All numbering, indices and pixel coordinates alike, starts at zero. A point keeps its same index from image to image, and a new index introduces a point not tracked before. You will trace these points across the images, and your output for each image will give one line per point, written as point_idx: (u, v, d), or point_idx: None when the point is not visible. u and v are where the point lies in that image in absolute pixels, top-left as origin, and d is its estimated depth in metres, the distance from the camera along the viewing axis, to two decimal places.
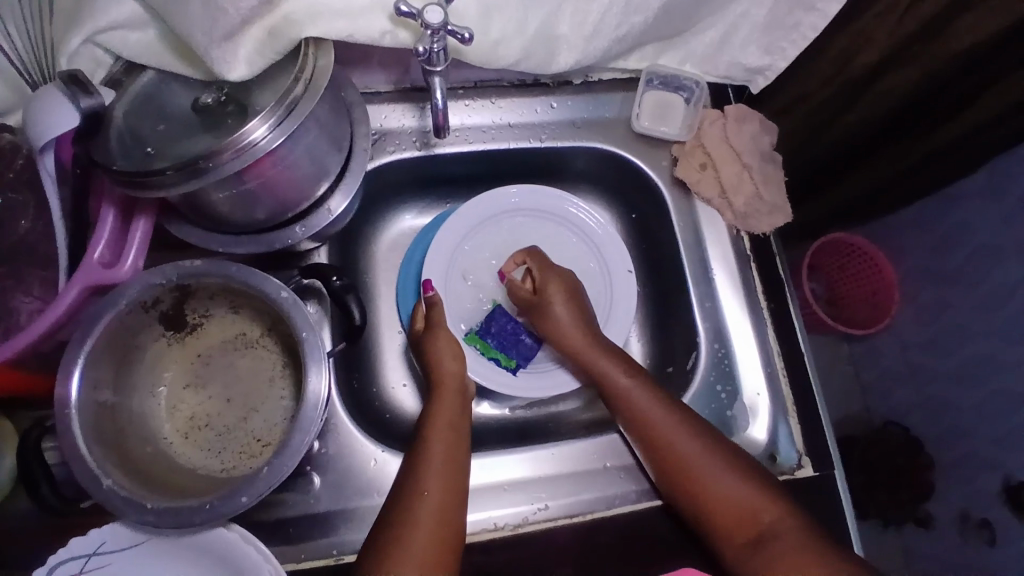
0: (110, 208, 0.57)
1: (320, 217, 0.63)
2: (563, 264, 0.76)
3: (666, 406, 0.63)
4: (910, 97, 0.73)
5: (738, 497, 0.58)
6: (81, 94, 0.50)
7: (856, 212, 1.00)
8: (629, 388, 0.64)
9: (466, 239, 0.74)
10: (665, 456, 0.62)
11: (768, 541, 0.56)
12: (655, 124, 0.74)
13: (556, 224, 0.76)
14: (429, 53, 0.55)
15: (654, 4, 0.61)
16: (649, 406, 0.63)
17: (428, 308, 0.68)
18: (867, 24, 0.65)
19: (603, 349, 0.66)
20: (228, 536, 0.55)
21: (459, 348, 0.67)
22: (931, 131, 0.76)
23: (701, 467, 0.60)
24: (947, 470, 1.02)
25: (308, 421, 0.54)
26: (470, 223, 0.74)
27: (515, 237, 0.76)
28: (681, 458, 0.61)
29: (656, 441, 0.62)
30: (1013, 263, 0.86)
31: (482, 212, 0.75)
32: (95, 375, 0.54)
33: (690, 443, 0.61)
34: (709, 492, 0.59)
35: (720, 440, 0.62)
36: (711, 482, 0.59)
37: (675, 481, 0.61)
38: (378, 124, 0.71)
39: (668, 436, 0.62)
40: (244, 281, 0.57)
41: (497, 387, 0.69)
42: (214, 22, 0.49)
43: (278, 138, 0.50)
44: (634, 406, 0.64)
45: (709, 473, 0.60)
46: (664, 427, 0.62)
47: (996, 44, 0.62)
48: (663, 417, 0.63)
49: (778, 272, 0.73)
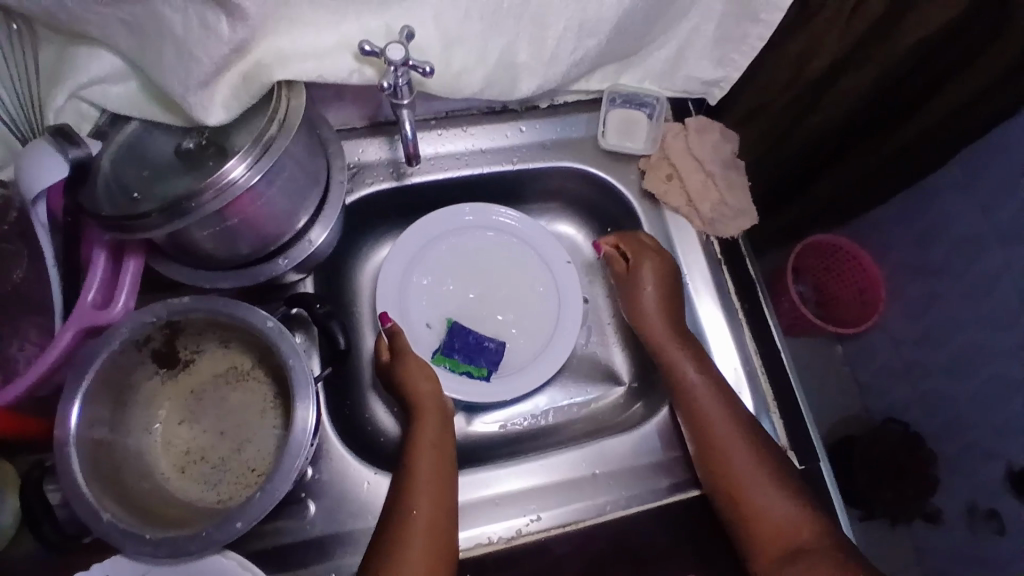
0: (100, 251, 0.60)
1: (302, 248, 0.66)
2: (509, 268, 0.79)
3: (736, 420, 0.66)
4: (874, 91, 0.75)
5: (784, 514, 0.62)
6: (69, 146, 0.53)
7: (828, 213, 1.03)
8: (699, 389, 0.67)
9: (410, 266, 0.77)
10: (724, 464, 0.64)
11: (806, 558, 0.59)
12: (621, 140, 0.77)
13: (495, 235, 0.80)
14: (395, 87, 0.59)
15: (607, 28, 0.64)
16: (720, 418, 0.66)
17: (390, 338, 0.70)
18: (818, 29, 0.68)
19: (680, 346, 0.69)
20: (226, 564, 0.56)
21: (428, 367, 0.69)
22: (900, 123, 0.79)
23: (757, 482, 0.63)
24: (949, 462, 1.02)
25: (298, 445, 0.55)
26: (415, 248, 0.77)
27: (461, 254, 0.79)
28: (740, 472, 0.64)
29: (717, 452, 0.65)
30: (995, 251, 0.88)
31: (426, 235, 0.78)
32: (92, 413, 0.56)
33: (749, 461, 0.64)
34: (760, 510, 0.62)
35: (778, 464, 0.64)
36: (766, 502, 0.62)
37: (728, 493, 0.64)
38: (355, 158, 0.74)
39: (733, 450, 0.64)
40: (231, 313, 0.59)
41: (466, 397, 0.71)
42: (188, 73, 0.53)
43: (256, 176, 0.53)
44: (701, 413, 0.66)
45: (765, 491, 0.63)
46: (731, 440, 0.65)
47: (952, 31, 0.65)
48: (728, 428, 0.65)
49: (750, 275, 0.75)
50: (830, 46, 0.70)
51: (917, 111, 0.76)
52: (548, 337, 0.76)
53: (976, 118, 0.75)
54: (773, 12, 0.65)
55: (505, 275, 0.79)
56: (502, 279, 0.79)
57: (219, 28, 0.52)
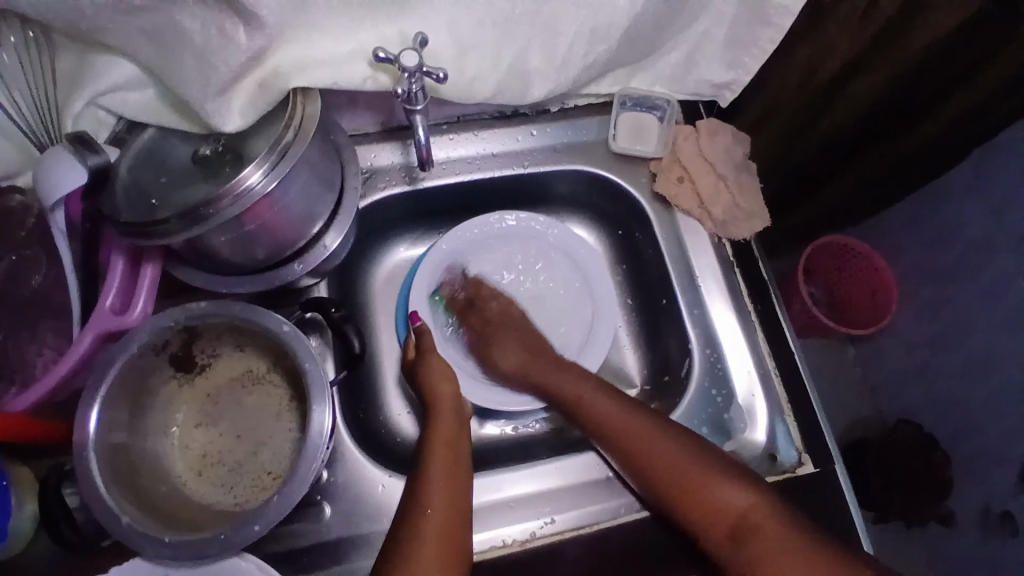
0: (120, 256, 0.60)
1: (317, 252, 0.66)
2: (533, 279, 0.80)
3: (646, 421, 0.65)
4: (889, 90, 0.74)
5: (721, 494, 0.60)
6: (89, 153, 0.54)
7: (840, 216, 1.04)
8: (596, 402, 0.68)
9: (442, 276, 0.77)
10: (649, 456, 0.63)
11: (757, 537, 0.57)
12: (631, 143, 0.77)
13: (518, 245, 0.80)
14: (409, 94, 0.59)
15: (617, 32, 0.64)
16: (624, 420, 0.66)
17: (418, 337, 0.71)
18: (829, 31, 0.68)
19: (563, 367, 0.71)
20: (243, 567, 0.57)
21: (450, 368, 0.70)
22: (915, 123, 0.78)
23: (683, 464, 0.62)
24: (963, 464, 1.01)
25: (314, 449, 0.56)
26: (443, 260, 0.77)
27: (484, 267, 0.79)
28: (666, 459, 0.63)
29: (636, 450, 0.64)
30: (1007, 251, 0.87)
31: (453, 248, 0.78)
32: (110, 416, 0.57)
33: (670, 448, 0.63)
34: (696, 492, 0.60)
35: (710, 446, 0.63)
36: (702, 481, 0.61)
37: (665, 482, 0.62)
38: (368, 163, 0.75)
39: (653, 445, 0.64)
40: (248, 318, 0.60)
41: (484, 400, 0.72)
42: (206, 81, 0.54)
43: (272, 183, 0.53)
44: (606, 422, 0.67)
45: (699, 472, 0.61)
46: (640, 434, 0.64)
47: (965, 28, 0.65)
48: (642, 431, 0.65)
49: (762, 276, 0.76)
50: (841, 50, 0.70)
51: (930, 112, 0.76)
52: (576, 352, 0.76)
53: (990, 118, 0.74)
54: (784, 15, 0.65)
55: (532, 284, 0.80)
56: (530, 290, 0.80)
57: (237, 37, 0.54)
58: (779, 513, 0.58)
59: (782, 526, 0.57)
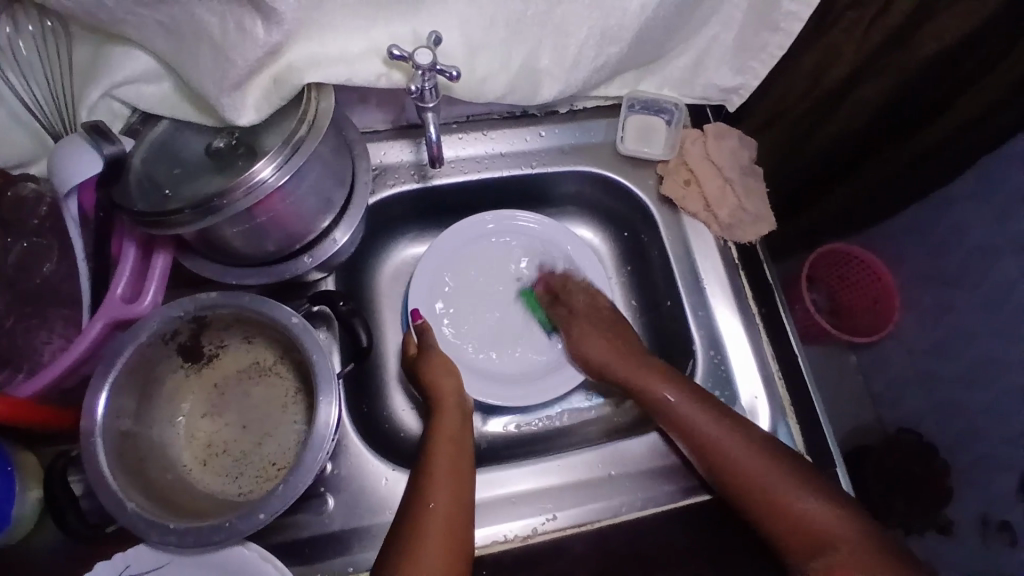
0: (131, 245, 0.61)
1: (327, 246, 0.67)
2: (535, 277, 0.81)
3: (732, 429, 0.66)
4: (894, 100, 0.75)
5: (799, 508, 0.61)
6: (104, 143, 0.54)
7: (843, 224, 1.05)
8: (680, 406, 0.67)
9: (441, 271, 0.79)
10: (728, 463, 0.64)
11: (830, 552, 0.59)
12: (639, 145, 0.78)
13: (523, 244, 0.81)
14: (421, 91, 0.60)
15: (628, 34, 0.65)
16: (709, 425, 0.66)
17: (419, 334, 0.72)
18: (837, 39, 0.69)
19: (648, 370, 0.71)
20: (245, 555, 0.58)
21: (453, 365, 0.70)
22: (921, 132, 0.79)
23: (766, 476, 0.63)
24: (964, 474, 1.01)
25: (319, 441, 0.56)
26: (443, 256, 0.79)
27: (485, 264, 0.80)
28: (745, 465, 0.64)
29: (716, 456, 0.65)
30: (1011, 262, 0.88)
31: (454, 243, 0.79)
32: (118, 403, 0.57)
33: (752, 457, 0.64)
34: (775, 501, 0.62)
35: (790, 458, 0.64)
36: (783, 494, 0.62)
37: (742, 489, 0.64)
38: (378, 160, 0.75)
39: (731, 450, 0.65)
40: (256, 308, 0.60)
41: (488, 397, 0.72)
42: (222, 74, 0.54)
43: (284, 177, 0.54)
44: (687, 427, 0.67)
45: (778, 483, 0.62)
46: (725, 442, 0.65)
47: (970, 42, 0.65)
48: (725, 439, 0.65)
49: (767, 279, 0.76)
50: (848, 58, 0.70)
51: (936, 121, 0.76)
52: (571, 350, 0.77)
53: (995, 129, 0.75)
54: (792, 22, 0.66)
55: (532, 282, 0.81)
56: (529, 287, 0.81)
57: (254, 31, 0.53)
58: (851, 529, 0.60)
59: (856, 545, 0.59)
